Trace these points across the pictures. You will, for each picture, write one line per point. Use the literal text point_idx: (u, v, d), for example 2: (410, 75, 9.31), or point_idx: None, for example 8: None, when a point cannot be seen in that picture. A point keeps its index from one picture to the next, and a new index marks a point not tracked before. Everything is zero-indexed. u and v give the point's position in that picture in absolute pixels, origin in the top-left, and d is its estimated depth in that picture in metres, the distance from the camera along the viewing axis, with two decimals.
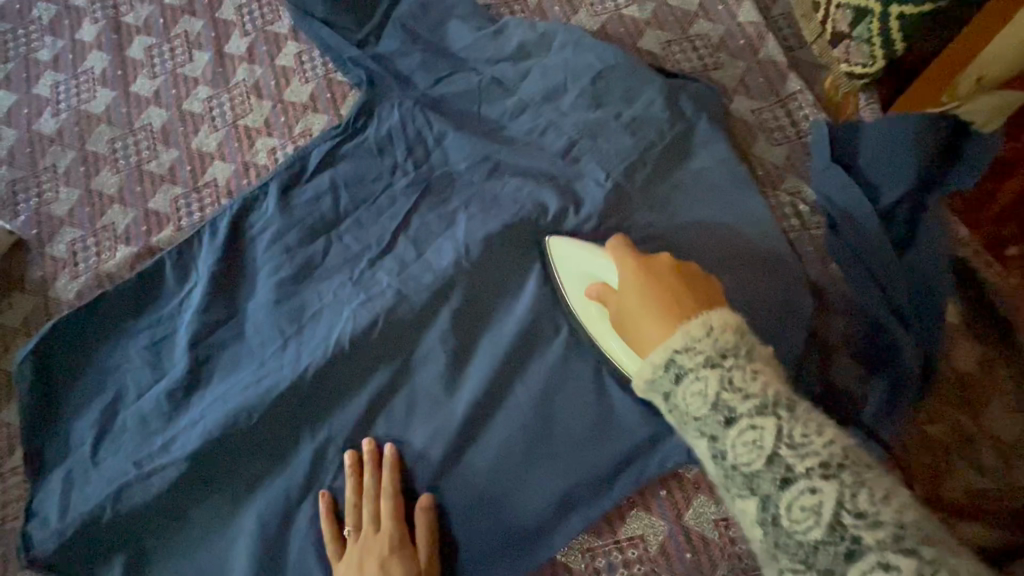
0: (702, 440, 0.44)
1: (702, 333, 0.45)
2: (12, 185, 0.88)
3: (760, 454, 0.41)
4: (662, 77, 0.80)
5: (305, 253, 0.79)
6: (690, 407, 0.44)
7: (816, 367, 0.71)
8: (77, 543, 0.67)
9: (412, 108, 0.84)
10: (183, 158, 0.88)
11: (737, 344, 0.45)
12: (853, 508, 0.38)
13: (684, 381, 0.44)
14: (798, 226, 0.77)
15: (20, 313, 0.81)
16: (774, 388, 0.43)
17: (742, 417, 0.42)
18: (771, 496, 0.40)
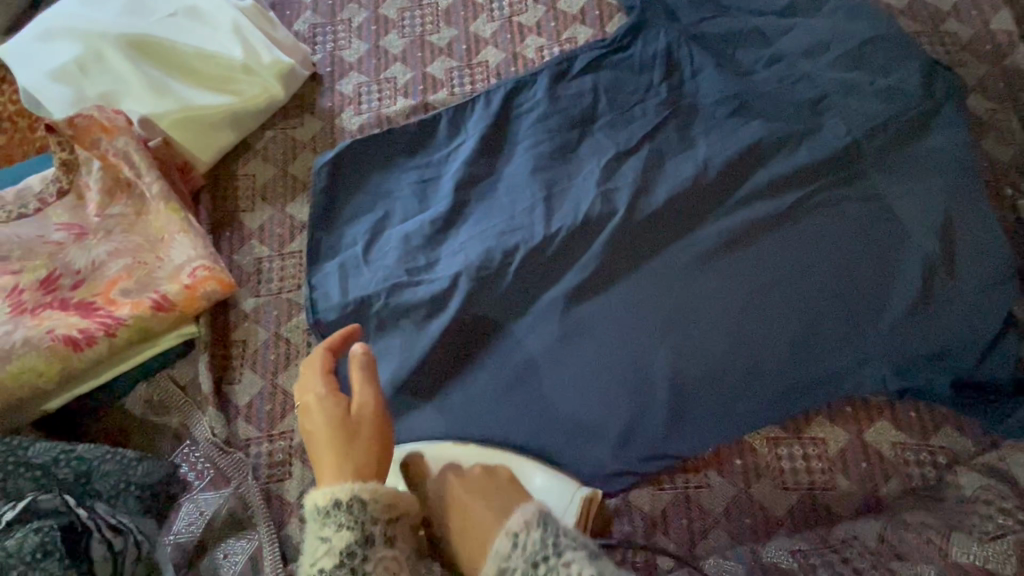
0: None
1: (514, 546, 0.55)
2: (313, 28, 1.02)
3: None
4: (918, 57, 0.87)
5: (563, 138, 0.90)
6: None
7: (1015, 342, 0.77)
8: (346, 319, 0.81)
9: (678, 38, 0.94)
10: (461, 37, 1.00)
11: (546, 545, 0.54)
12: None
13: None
14: (1015, 218, 0.84)
15: (310, 132, 0.94)
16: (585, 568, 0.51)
17: None
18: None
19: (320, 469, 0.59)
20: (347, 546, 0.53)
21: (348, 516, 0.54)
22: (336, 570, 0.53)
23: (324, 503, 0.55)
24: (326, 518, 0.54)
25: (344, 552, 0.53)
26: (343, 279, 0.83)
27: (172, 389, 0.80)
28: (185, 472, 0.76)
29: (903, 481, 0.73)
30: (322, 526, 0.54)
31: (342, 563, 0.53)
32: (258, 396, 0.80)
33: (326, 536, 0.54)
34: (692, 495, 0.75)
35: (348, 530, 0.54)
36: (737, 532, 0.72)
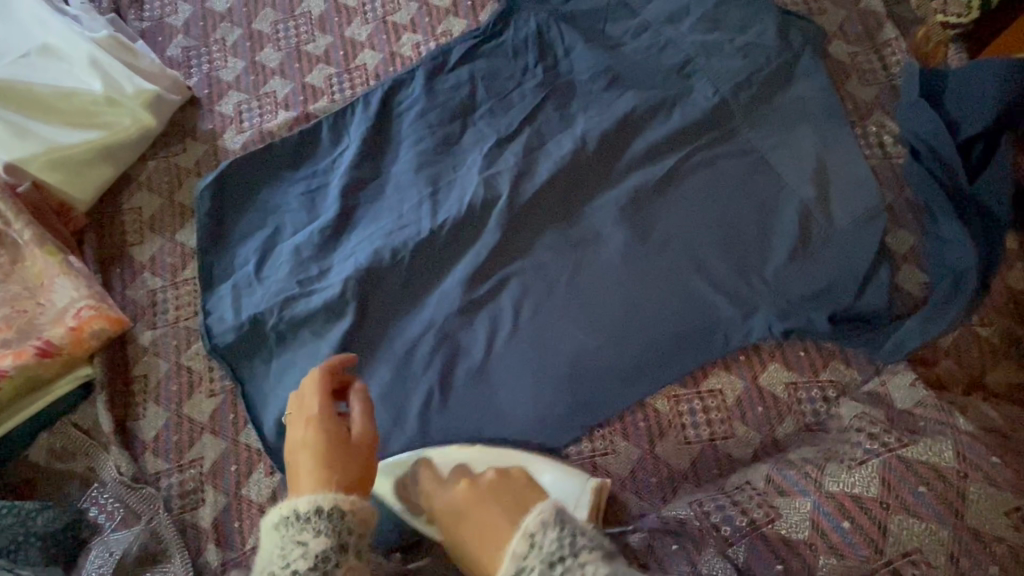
0: None
1: (534, 536, 0.48)
2: (186, 52, 1.00)
3: None
4: (775, 11, 0.90)
5: (444, 132, 0.90)
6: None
7: (889, 273, 0.80)
8: (244, 338, 0.80)
9: (547, 19, 0.95)
10: (338, 44, 0.99)
11: (562, 537, 0.47)
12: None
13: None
14: (879, 155, 0.88)
15: (193, 156, 0.93)
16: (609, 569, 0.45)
17: None
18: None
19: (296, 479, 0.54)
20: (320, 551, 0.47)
21: (326, 524, 0.48)
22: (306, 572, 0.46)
23: (303, 509, 0.49)
24: (297, 521, 0.48)
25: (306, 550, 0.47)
26: (236, 299, 0.82)
27: (74, 435, 0.78)
28: (94, 515, 0.74)
29: (796, 419, 0.76)
30: (299, 531, 0.48)
31: (313, 570, 0.46)
32: (164, 428, 0.80)
33: (303, 540, 0.47)
34: (600, 463, 0.76)
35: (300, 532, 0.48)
36: (645, 494, 0.74)
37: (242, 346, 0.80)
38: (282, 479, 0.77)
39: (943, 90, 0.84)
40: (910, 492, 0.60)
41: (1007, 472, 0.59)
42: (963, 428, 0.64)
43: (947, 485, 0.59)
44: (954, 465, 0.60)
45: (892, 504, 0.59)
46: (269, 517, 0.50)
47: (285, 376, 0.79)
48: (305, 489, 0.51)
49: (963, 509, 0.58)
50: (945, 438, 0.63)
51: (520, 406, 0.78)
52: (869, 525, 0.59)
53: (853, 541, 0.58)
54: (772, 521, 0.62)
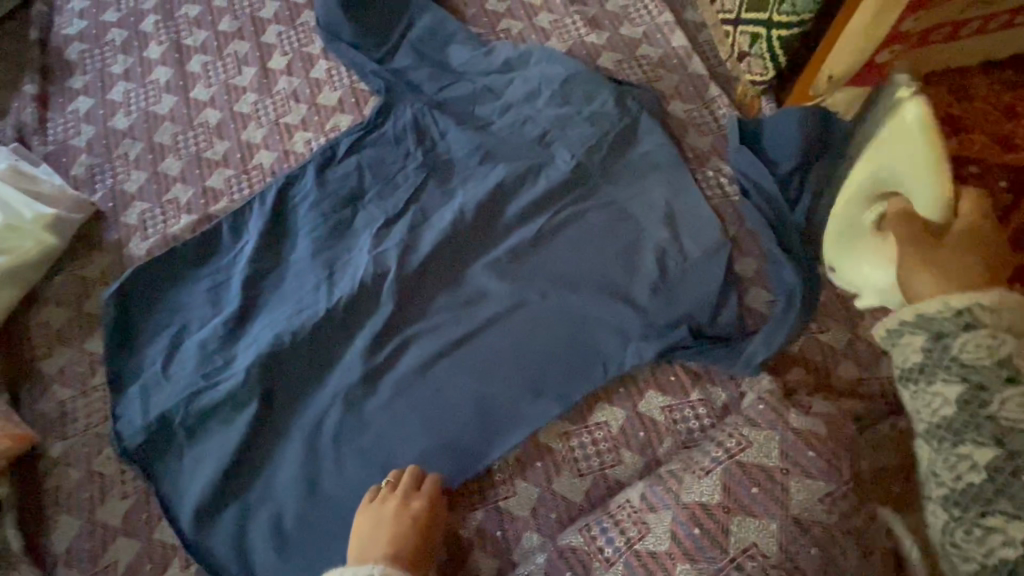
0: (926, 339, 0.53)
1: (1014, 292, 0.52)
2: (91, 169, 1.07)
3: (990, 357, 0.50)
4: (614, 83, 1.05)
5: (337, 218, 0.99)
6: (1022, 325, 0.51)
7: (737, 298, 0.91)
8: (157, 438, 0.84)
9: (422, 108, 1.07)
10: (235, 148, 1.08)
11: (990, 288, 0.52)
12: None
13: (976, 332, 0.51)
14: (719, 195, 1.01)
15: (99, 267, 0.98)
16: (1020, 319, 0.51)
17: (984, 328, 0.51)
18: (990, 388, 0.50)
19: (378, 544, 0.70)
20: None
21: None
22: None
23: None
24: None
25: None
26: (147, 400, 0.86)
27: None
28: None
29: (673, 438, 0.84)
30: None
31: None
32: (77, 537, 0.81)
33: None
34: (503, 507, 0.82)
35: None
36: (546, 530, 0.80)
37: (157, 446, 0.84)
38: (198, 570, 0.79)
39: (762, 134, 0.99)
40: (745, 493, 0.70)
41: (819, 464, 0.71)
42: (792, 425, 0.74)
43: (774, 483, 0.70)
44: (778, 463, 0.72)
45: (731, 507, 0.69)
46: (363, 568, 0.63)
47: (198, 469, 0.82)
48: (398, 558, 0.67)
49: (787, 502, 0.69)
50: (776, 435, 0.74)
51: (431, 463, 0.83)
52: (716, 529, 0.68)
53: (703, 546, 0.67)
54: (642, 537, 0.70)
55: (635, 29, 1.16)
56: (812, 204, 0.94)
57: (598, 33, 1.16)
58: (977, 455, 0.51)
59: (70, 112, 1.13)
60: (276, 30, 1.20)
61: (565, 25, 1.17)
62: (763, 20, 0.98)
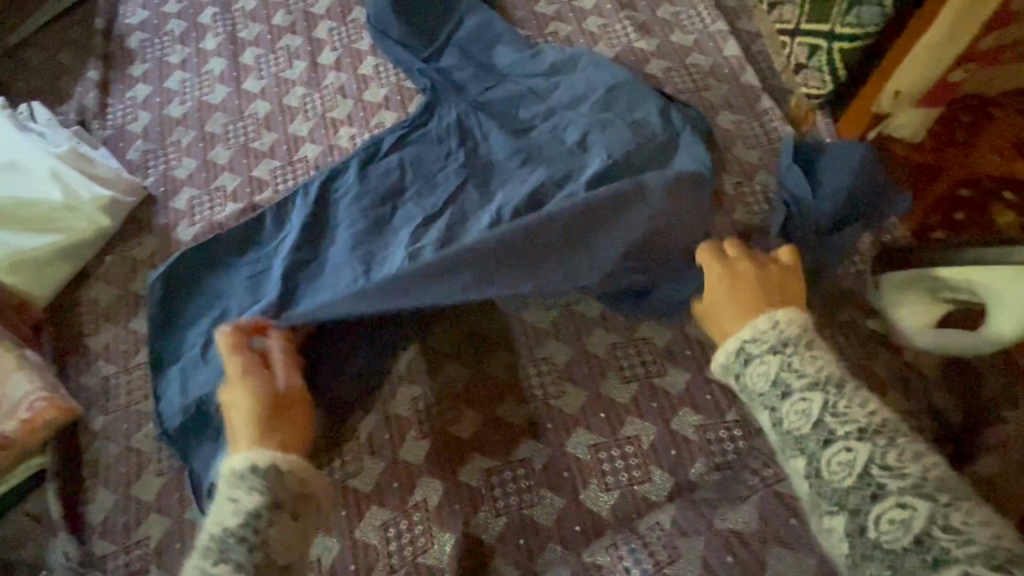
0: (766, 411, 0.60)
1: (768, 327, 0.62)
2: (145, 154, 1.11)
3: (807, 420, 0.57)
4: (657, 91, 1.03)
5: (376, 213, 0.99)
6: (762, 378, 0.60)
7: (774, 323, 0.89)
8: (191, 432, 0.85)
9: (467, 109, 1.07)
10: (282, 140, 1.10)
11: (799, 334, 0.61)
12: (881, 463, 0.53)
13: (753, 364, 0.61)
14: (766, 210, 0.98)
15: (148, 249, 1.01)
16: (827, 369, 0.59)
17: (795, 391, 0.58)
18: (815, 452, 0.55)
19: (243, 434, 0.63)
20: (256, 509, 0.57)
21: (262, 484, 0.59)
22: (238, 530, 0.57)
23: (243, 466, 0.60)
24: (249, 478, 0.59)
25: (252, 514, 0.57)
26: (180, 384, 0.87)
27: (26, 522, 0.82)
28: None
29: (708, 458, 0.82)
30: (235, 488, 0.59)
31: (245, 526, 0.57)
32: (112, 510, 0.83)
33: (261, 511, 0.57)
34: (527, 515, 0.80)
35: (259, 494, 0.58)
36: (570, 542, 0.78)
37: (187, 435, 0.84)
38: None
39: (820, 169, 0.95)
40: (782, 525, 0.67)
41: None
42: None
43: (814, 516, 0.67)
44: None
45: (770, 537, 0.67)
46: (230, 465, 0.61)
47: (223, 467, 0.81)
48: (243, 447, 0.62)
49: None
50: None
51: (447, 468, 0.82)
52: (749, 558, 0.66)
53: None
54: (673, 561, 0.68)
55: (686, 36, 1.13)
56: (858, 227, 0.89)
57: (648, 39, 1.14)
58: (835, 523, 0.53)
59: (129, 98, 1.17)
60: (327, 26, 1.22)
61: (614, 30, 1.16)
62: (822, 32, 0.94)
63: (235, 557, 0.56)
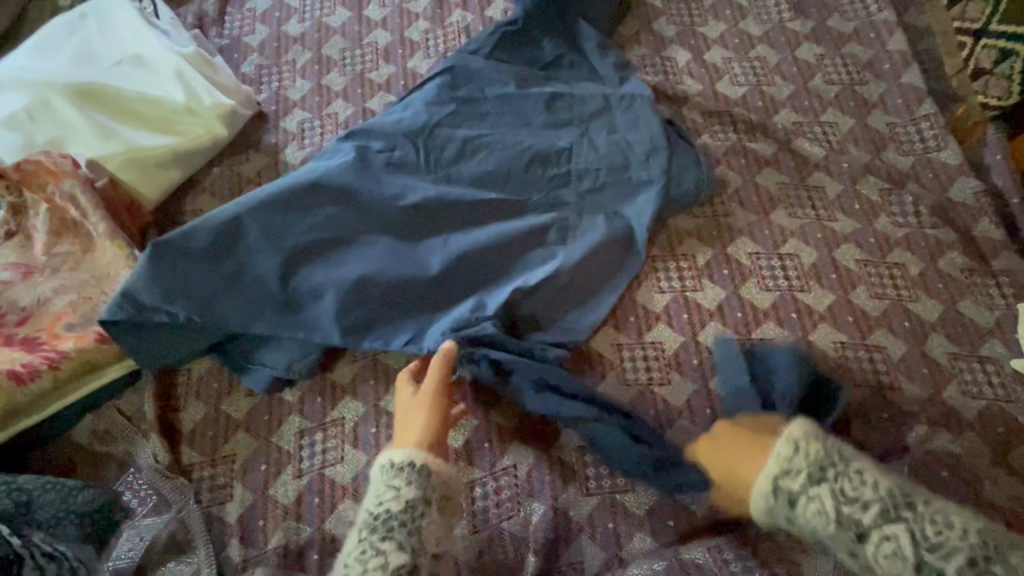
0: (787, 523, 0.64)
1: (791, 448, 0.65)
2: (259, 69, 1.07)
3: (828, 519, 0.61)
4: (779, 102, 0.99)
5: (438, 156, 0.90)
6: (816, 524, 0.61)
7: (901, 353, 0.83)
8: (198, 326, 0.79)
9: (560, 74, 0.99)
10: (399, 74, 1.05)
11: (786, 441, 0.65)
12: (924, 542, 0.57)
13: (800, 504, 0.63)
14: (913, 224, 0.90)
15: (255, 166, 0.98)
16: (817, 448, 0.64)
17: (801, 495, 0.63)
18: (859, 550, 0.59)
19: (411, 430, 0.71)
20: (412, 501, 0.65)
21: (416, 476, 0.66)
22: (400, 514, 0.64)
23: (400, 459, 0.67)
24: (406, 474, 0.66)
25: (410, 504, 0.65)
26: (161, 285, 0.77)
27: (117, 419, 0.82)
28: (128, 499, 0.78)
29: None
30: (393, 477, 0.66)
31: (403, 511, 0.64)
32: (203, 421, 0.83)
33: (428, 500, 0.66)
34: (618, 500, 0.77)
35: (417, 488, 0.66)
36: (661, 535, 0.75)
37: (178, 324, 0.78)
38: (309, 483, 0.78)
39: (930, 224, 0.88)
40: None
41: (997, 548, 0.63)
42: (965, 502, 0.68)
43: None
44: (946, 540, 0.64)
45: None
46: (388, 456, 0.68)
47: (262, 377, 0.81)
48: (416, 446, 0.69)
49: None
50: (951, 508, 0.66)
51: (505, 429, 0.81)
52: None
53: None
54: None
55: (845, 23, 1.04)
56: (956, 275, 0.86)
57: (802, 21, 1.05)
58: None
59: (248, 10, 1.14)
60: None
61: (766, 6, 1.07)
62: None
63: (397, 537, 0.63)
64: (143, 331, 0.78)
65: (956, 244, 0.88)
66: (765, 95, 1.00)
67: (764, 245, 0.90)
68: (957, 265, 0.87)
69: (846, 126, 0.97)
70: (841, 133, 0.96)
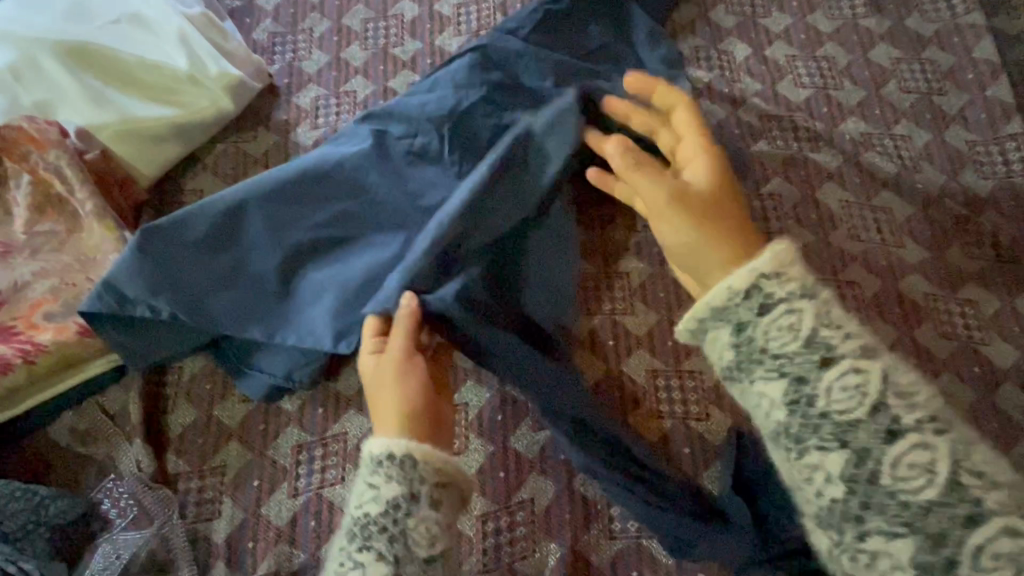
0: (772, 379, 0.47)
1: (788, 261, 0.48)
2: (272, 37, 0.98)
3: (812, 355, 0.46)
4: (849, 108, 0.89)
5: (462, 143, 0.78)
6: (772, 338, 0.47)
7: (971, 402, 0.74)
8: (186, 327, 0.71)
9: (605, 65, 0.88)
10: (426, 52, 0.95)
11: (803, 281, 0.48)
12: (896, 394, 0.44)
13: (773, 313, 0.47)
14: (989, 256, 0.80)
15: (262, 146, 0.89)
16: (840, 312, 0.47)
17: (804, 326, 0.46)
18: (817, 378, 0.45)
19: (385, 412, 0.56)
20: (395, 498, 0.51)
21: (400, 470, 0.52)
22: (379, 519, 0.51)
23: (379, 451, 0.53)
24: (384, 467, 0.52)
25: (391, 505, 0.51)
26: (146, 277, 0.69)
27: (99, 418, 0.75)
28: (106, 509, 0.70)
29: None
30: (372, 474, 0.53)
31: (385, 513, 0.51)
32: (191, 426, 0.75)
33: (415, 494, 0.52)
34: (645, 546, 0.69)
35: (398, 484, 0.52)
36: None
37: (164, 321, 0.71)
38: (305, 504, 0.71)
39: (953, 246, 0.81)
40: None
41: None
42: None
43: None
44: None
45: None
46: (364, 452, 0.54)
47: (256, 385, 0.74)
48: (389, 429, 0.55)
49: None
50: None
51: (525, 461, 0.74)
52: None
53: None
54: None
55: (925, 24, 0.93)
56: None
57: (878, 18, 0.94)
58: (850, 496, 0.44)
59: None
60: None
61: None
62: None
63: (377, 545, 0.51)
64: (123, 326, 0.70)
65: None
66: (832, 100, 0.90)
67: (822, 269, 0.81)
68: None
69: (921, 140, 0.87)
70: (915, 148, 0.86)
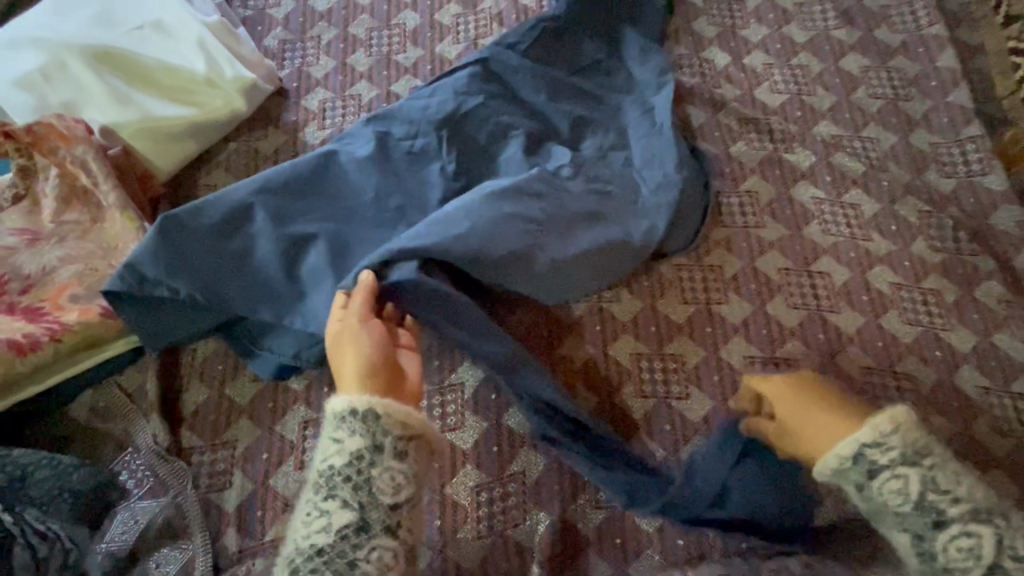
0: (905, 533, 0.60)
1: (890, 429, 0.60)
2: (283, 44, 1.04)
3: (976, 560, 0.57)
4: (822, 112, 0.96)
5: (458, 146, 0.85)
6: (888, 500, 0.60)
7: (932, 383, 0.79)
8: (202, 311, 0.76)
9: (593, 77, 0.95)
10: (426, 58, 1.02)
11: (921, 441, 0.61)
12: (1012, 554, 0.57)
13: (882, 477, 0.60)
14: (951, 249, 0.86)
15: (272, 144, 0.95)
16: (977, 492, 0.59)
17: (950, 520, 0.58)
18: (929, 535, 0.59)
19: (345, 373, 0.63)
20: (358, 450, 0.58)
21: (362, 425, 0.58)
22: (343, 469, 0.58)
23: (342, 408, 0.60)
24: (347, 423, 0.59)
25: (355, 455, 0.58)
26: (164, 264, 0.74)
27: (118, 396, 0.80)
28: (124, 480, 0.75)
29: (837, 505, 0.74)
30: (337, 429, 0.59)
31: (349, 465, 0.58)
32: (205, 404, 0.80)
33: (379, 446, 0.58)
34: (628, 515, 0.75)
35: (361, 438, 0.58)
36: (670, 555, 0.73)
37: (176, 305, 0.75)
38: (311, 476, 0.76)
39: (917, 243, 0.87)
40: None
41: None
42: None
43: None
44: None
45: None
46: (330, 409, 0.60)
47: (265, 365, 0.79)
48: (351, 389, 0.61)
49: None
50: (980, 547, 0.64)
51: (515, 437, 0.79)
52: None
53: None
54: None
55: (893, 35, 1.00)
56: (991, 302, 0.83)
57: (849, 30, 1.01)
58: None
59: None
60: None
61: (811, 12, 1.03)
62: None
63: (341, 494, 0.58)
64: (143, 307, 0.76)
65: (995, 273, 0.84)
66: (805, 105, 0.96)
67: (795, 260, 0.87)
68: (995, 294, 0.83)
69: (888, 143, 0.93)
70: (882, 149, 0.93)
